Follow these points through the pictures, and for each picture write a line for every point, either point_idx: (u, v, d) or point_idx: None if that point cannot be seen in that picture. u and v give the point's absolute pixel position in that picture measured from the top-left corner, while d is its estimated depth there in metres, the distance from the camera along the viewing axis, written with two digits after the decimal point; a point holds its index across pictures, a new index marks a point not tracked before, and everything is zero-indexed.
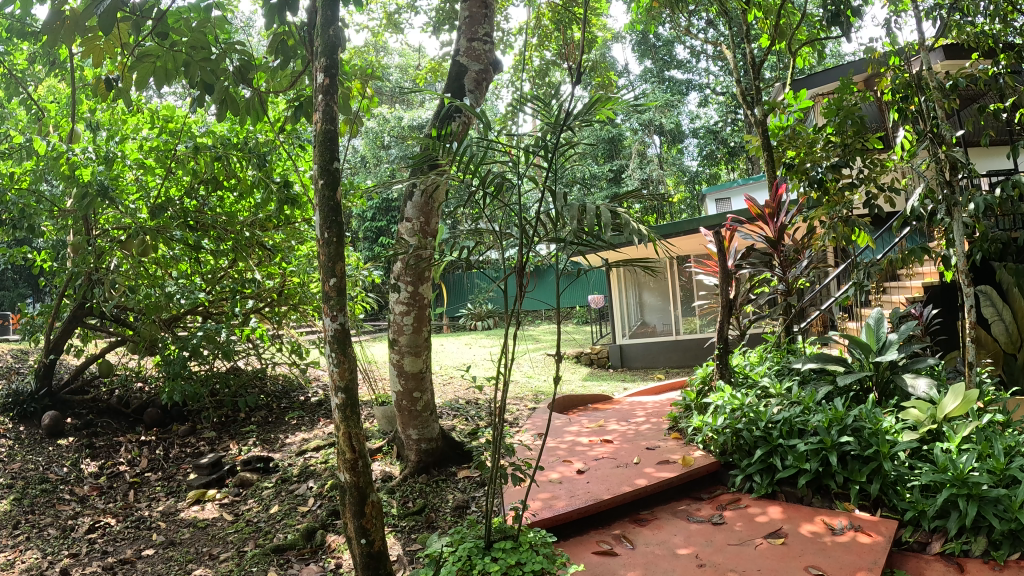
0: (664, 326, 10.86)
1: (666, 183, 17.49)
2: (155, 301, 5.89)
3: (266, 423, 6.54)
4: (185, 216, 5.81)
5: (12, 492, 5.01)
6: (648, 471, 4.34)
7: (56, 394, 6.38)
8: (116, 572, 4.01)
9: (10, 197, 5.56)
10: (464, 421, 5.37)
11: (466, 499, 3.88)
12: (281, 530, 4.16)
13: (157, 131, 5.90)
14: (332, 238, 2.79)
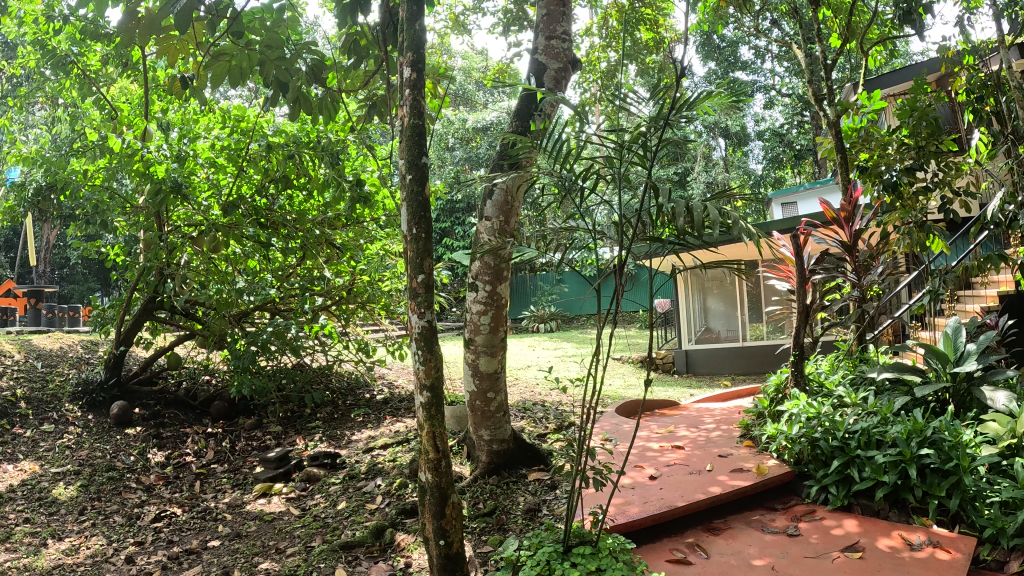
0: (728, 333, 10.69)
1: (731, 186, 17.20)
2: (225, 297, 5.97)
3: (332, 419, 6.62)
4: (259, 214, 5.97)
5: (82, 479, 5.19)
6: (721, 479, 4.25)
7: (125, 384, 6.57)
8: (181, 562, 4.09)
9: (83, 194, 5.81)
10: (533, 423, 5.34)
11: (538, 502, 3.84)
12: (349, 527, 4.18)
13: (229, 131, 6.05)
14: (421, 234, 2.78)
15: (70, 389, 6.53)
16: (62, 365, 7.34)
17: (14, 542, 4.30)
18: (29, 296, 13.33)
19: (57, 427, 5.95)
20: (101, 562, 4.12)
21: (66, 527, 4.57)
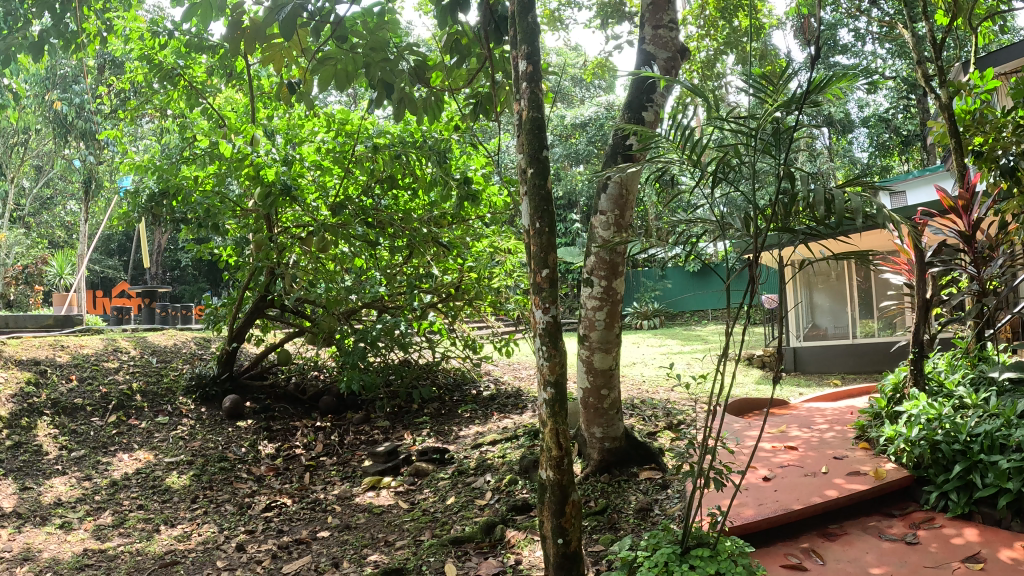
0: (836, 330, 10.30)
1: (836, 176, 16.53)
2: (334, 295, 6.14)
3: (439, 414, 6.75)
4: (366, 214, 6.12)
5: (194, 469, 5.55)
6: (838, 482, 4.09)
7: (236, 378, 7.02)
8: (290, 551, 4.26)
9: (196, 199, 6.09)
10: (642, 421, 5.29)
11: (650, 501, 3.81)
12: (458, 522, 4.24)
13: (333, 134, 6.28)
14: (545, 228, 2.82)
15: (182, 384, 6.99)
16: (177, 360, 7.77)
17: (128, 527, 4.66)
18: (146, 297, 14.17)
19: (171, 419, 6.42)
20: (212, 549, 4.35)
21: (178, 514, 4.88)
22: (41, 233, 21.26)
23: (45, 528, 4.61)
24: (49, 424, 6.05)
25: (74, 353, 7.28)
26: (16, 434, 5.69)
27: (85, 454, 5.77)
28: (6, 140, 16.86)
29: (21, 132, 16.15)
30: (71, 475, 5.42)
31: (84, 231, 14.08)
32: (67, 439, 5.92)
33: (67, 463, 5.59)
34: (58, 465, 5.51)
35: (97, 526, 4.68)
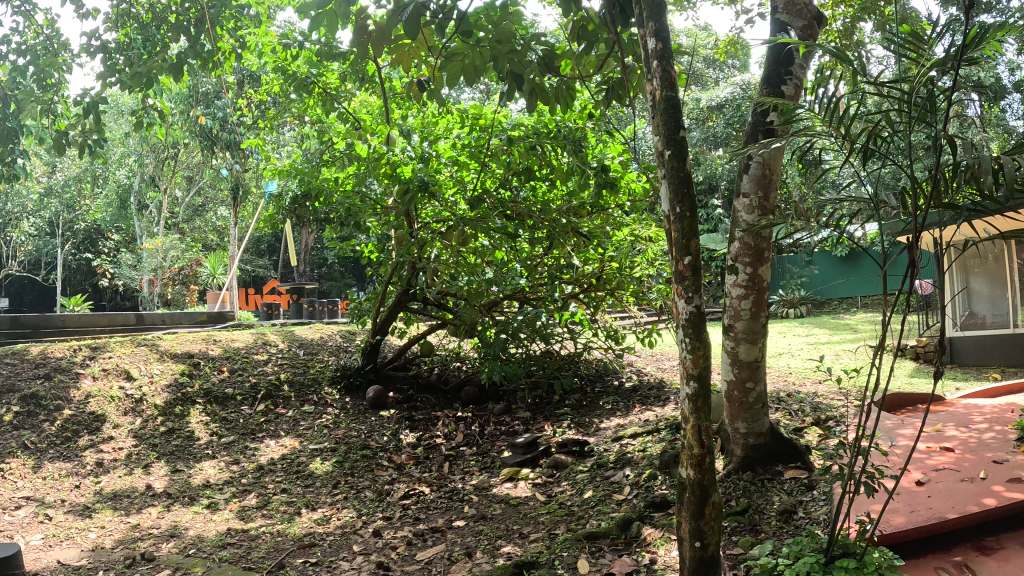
0: (994, 318, 9.46)
1: (992, 146, 15.11)
2: (475, 287, 6.39)
3: (581, 406, 6.70)
4: (503, 207, 6.22)
5: (336, 456, 5.83)
6: (999, 490, 3.69)
7: (380, 369, 7.29)
8: (426, 539, 4.34)
9: (336, 199, 6.34)
10: (789, 417, 5.03)
11: (794, 503, 3.61)
12: (595, 517, 4.16)
13: (467, 129, 6.32)
14: (686, 212, 2.71)
15: (327, 374, 7.34)
16: (322, 353, 8.18)
17: (272, 510, 4.93)
18: (292, 294, 15.02)
19: (316, 408, 6.79)
20: (350, 533, 4.52)
21: (319, 499, 5.12)
22: (196, 236, 23.02)
23: (193, 507, 4.98)
24: (202, 412, 6.57)
25: (227, 346, 7.83)
26: (170, 422, 6.29)
27: (235, 440, 6.20)
28: (161, 153, 18.48)
29: (172, 144, 17.58)
30: (221, 459, 5.87)
31: (234, 234, 15.05)
32: (217, 425, 6.41)
33: (217, 448, 6.05)
34: (208, 450, 5.98)
35: (242, 507, 5.00)
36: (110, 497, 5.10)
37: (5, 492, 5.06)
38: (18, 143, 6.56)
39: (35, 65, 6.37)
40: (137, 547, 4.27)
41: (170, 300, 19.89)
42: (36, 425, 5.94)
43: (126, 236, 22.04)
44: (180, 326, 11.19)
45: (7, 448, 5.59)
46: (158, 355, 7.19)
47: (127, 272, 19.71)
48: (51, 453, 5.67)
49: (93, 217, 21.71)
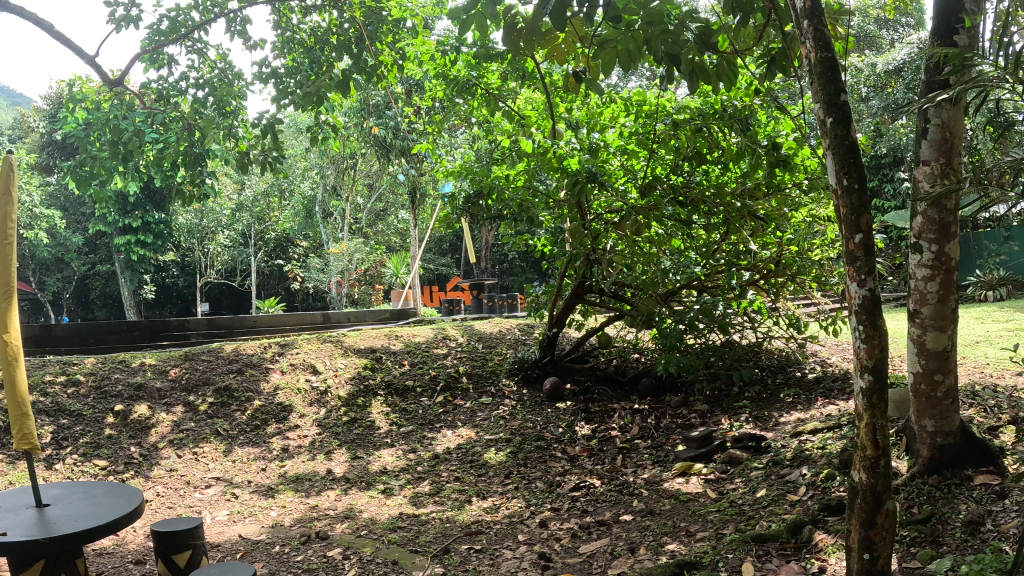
0: None
1: None
2: (650, 277, 6.42)
3: (760, 399, 6.16)
4: (676, 193, 6.00)
5: (511, 446, 6.04)
6: None
7: (558, 361, 7.55)
8: (591, 532, 4.23)
9: (509, 195, 6.62)
10: (983, 414, 4.49)
11: (982, 513, 3.19)
12: (766, 518, 3.64)
13: (634, 116, 6.15)
14: (854, 184, 2.55)
15: (504, 367, 7.73)
16: (501, 346, 8.42)
17: (443, 497, 5.15)
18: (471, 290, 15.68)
19: (493, 399, 7.15)
20: (516, 522, 4.56)
21: (491, 488, 5.29)
22: (380, 239, 24.69)
23: (369, 492, 5.35)
24: (383, 403, 7.12)
25: (408, 341, 8.31)
26: (353, 411, 6.89)
27: (413, 430, 6.65)
28: (340, 165, 20.39)
29: (351, 155, 19.13)
30: (398, 448, 6.29)
31: (415, 235, 15.93)
32: (397, 416, 6.92)
33: (395, 437, 6.53)
34: (387, 439, 6.46)
35: (415, 493, 5.29)
36: (293, 480, 5.65)
37: (197, 473, 5.77)
38: (206, 165, 7.47)
39: (213, 95, 7.23)
40: (312, 526, 4.66)
41: (360, 300, 21.48)
42: (230, 414, 6.65)
43: (312, 242, 24.24)
44: (365, 322, 12.03)
45: (202, 433, 6.30)
46: (341, 351, 7.82)
47: (316, 275, 21.42)
48: (241, 439, 6.33)
49: (280, 228, 23.23)
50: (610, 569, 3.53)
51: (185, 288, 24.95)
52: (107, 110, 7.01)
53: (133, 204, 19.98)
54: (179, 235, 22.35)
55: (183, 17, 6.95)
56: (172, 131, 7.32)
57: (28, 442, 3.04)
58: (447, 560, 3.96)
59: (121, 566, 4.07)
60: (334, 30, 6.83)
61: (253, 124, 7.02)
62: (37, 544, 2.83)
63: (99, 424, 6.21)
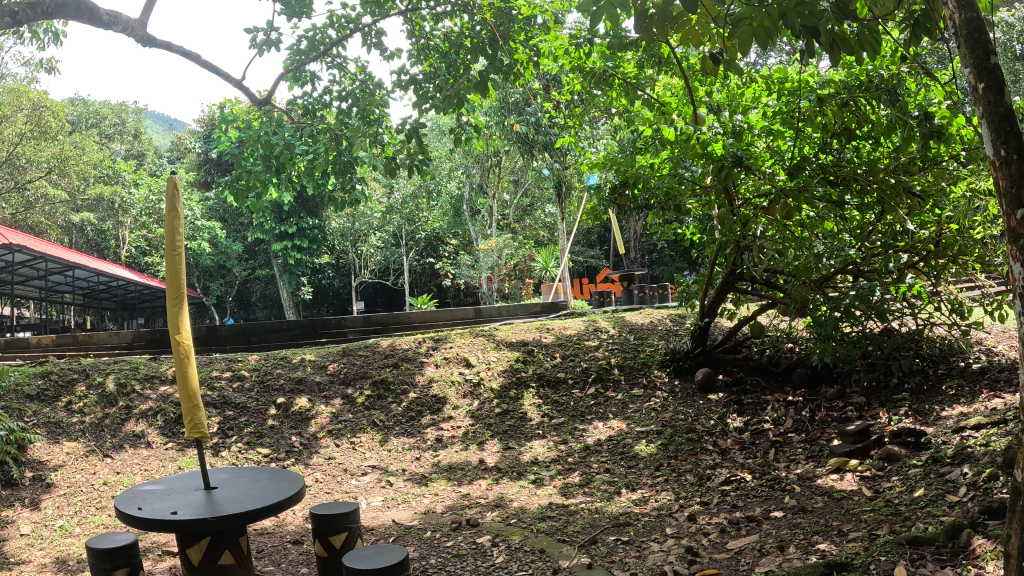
0: None
1: None
2: (803, 263, 5.59)
3: (922, 391, 5.46)
4: (826, 172, 5.42)
5: (663, 438, 5.83)
6: None
7: (710, 353, 7.04)
8: (740, 528, 3.98)
9: (655, 184, 6.14)
10: None
11: None
12: (922, 519, 3.36)
13: (776, 96, 5.63)
14: (1014, 154, 2.32)
15: (656, 358, 7.49)
16: (652, 336, 8.25)
17: (593, 488, 5.09)
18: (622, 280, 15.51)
19: (645, 391, 6.98)
20: (665, 516, 4.38)
21: (641, 480, 5.14)
22: (529, 233, 25.05)
23: (519, 482, 5.44)
24: (535, 395, 7.26)
25: (560, 333, 8.51)
26: (506, 403, 7.07)
27: (565, 422, 6.69)
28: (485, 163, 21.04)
29: (496, 153, 19.55)
30: (550, 439, 6.36)
31: (563, 227, 15.92)
32: (549, 408, 6.99)
33: (547, 428, 6.60)
34: (538, 430, 6.56)
35: (565, 484, 5.28)
36: (446, 469, 5.87)
37: (355, 461, 6.15)
38: (355, 173, 7.93)
39: (356, 105, 7.74)
40: (463, 514, 4.80)
41: (511, 294, 21.82)
42: (386, 406, 7.04)
43: (460, 239, 24.94)
44: (517, 315, 12.19)
45: (360, 424, 6.73)
46: (493, 344, 8.15)
47: (467, 271, 21.83)
48: (397, 429, 6.70)
49: (434, 227, 24.17)
50: (756, 568, 3.40)
51: (340, 287, 26.56)
52: (258, 127, 7.71)
53: (287, 213, 22.34)
54: (333, 238, 23.74)
55: (321, 35, 7.39)
56: (320, 142, 7.76)
57: (198, 431, 3.21)
58: (593, 551, 3.93)
59: (282, 546, 4.44)
60: (468, 33, 7.01)
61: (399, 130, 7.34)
62: (210, 521, 2.99)
63: (263, 416, 6.72)
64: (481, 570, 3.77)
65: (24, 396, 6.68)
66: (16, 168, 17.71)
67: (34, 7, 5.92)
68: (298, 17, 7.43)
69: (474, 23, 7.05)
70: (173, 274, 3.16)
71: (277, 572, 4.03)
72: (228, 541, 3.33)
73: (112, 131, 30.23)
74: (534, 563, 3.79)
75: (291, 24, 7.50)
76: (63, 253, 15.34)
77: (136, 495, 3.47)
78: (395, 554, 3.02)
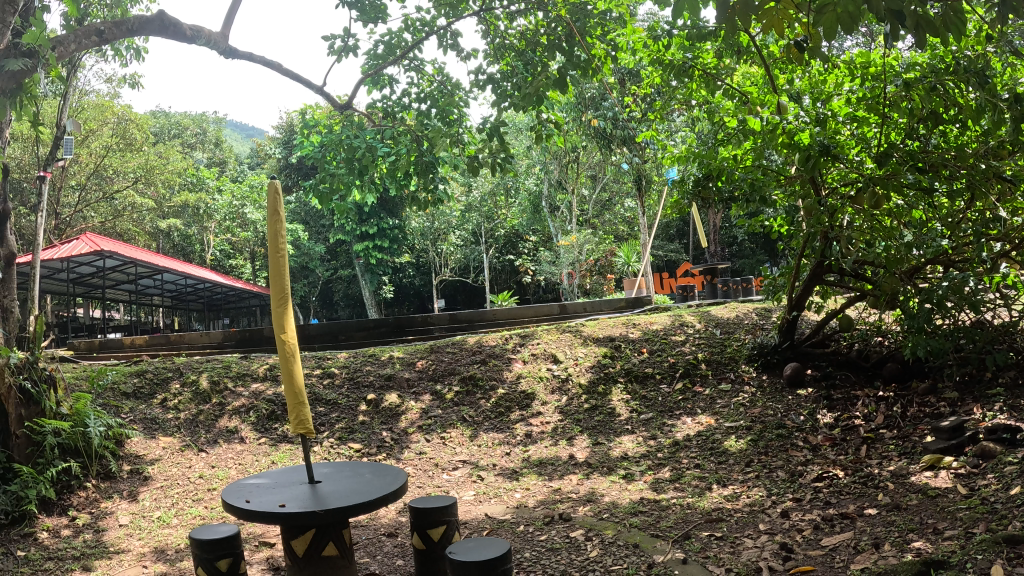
0: None
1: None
2: (894, 254, 5.15)
3: (1021, 386, 4.99)
4: (916, 158, 4.99)
5: (752, 434, 5.69)
6: None
7: (798, 347, 6.75)
8: (834, 525, 3.87)
9: (738, 177, 5.93)
10: None
11: None
12: (1021, 517, 3.22)
13: (859, 81, 5.47)
14: None
15: (744, 352, 7.28)
16: (739, 330, 8.08)
17: (685, 483, 5.04)
18: (706, 273, 15.22)
19: (733, 385, 6.81)
20: (757, 512, 4.28)
21: (732, 476, 5.04)
22: (608, 228, 24.92)
23: (610, 477, 5.44)
24: (623, 390, 7.26)
25: (646, 329, 8.46)
26: (594, 399, 7.12)
27: (654, 417, 6.64)
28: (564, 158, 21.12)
29: (573, 149, 19.60)
30: (639, 434, 6.33)
31: (644, 222, 15.73)
32: (637, 403, 6.97)
33: (636, 424, 6.58)
34: (627, 426, 6.55)
35: (655, 479, 5.25)
36: (537, 464, 5.95)
37: (446, 456, 6.31)
38: (437, 171, 7.79)
39: (435, 107, 7.89)
40: (555, 508, 4.82)
41: (589, 289, 21.71)
42: (475, 402, 7.27)
43: (540, 236, 24.98)
44: (603, 310, 12.25)
45: (450, 420, 6.95)
46: (581, 340, 8.26)
47: (548, 268, 21.88)
48: (486, 425, 6.88)
49: (513, 224, 24.46)
50: (851, 565, 3.32)
51: (420, 286, 26.88)
52: (341, 131, 7.93)
53: (369, 213, 22.88)
54: (414, 237, 23.96)
55: (397, 39, 7.53)
56: (401, 144, 7.89)
57: (304, 427, 3.25)
58: (688, 546, 3.86)
59: (376, 538, 4.58)
60: (543, 30, 6.94)
61: (480, 129, 7.41)
62: (315, 513, 3.04)
63: (354, 411, 7.09)
64: (576, 563, 3.78)
65: (122, 393, 7.04)
66: (106, 179, 18.54)
67: (118, 25, 6.24)
68: (374, 23, 7.57)
69: (548, 19, 6.99)
70: (277, 275, 3.22)
71: (375, 563, 4.16)
72: (332, 533, 3.42)
73: (193, 141, 31.56)
74: (628, 557, 3.77)
75: (368, 30, 7.64)
76: (155, 258, 16.09)
77: (241, 488, 3.58)
78: (497, 547, 3.06)
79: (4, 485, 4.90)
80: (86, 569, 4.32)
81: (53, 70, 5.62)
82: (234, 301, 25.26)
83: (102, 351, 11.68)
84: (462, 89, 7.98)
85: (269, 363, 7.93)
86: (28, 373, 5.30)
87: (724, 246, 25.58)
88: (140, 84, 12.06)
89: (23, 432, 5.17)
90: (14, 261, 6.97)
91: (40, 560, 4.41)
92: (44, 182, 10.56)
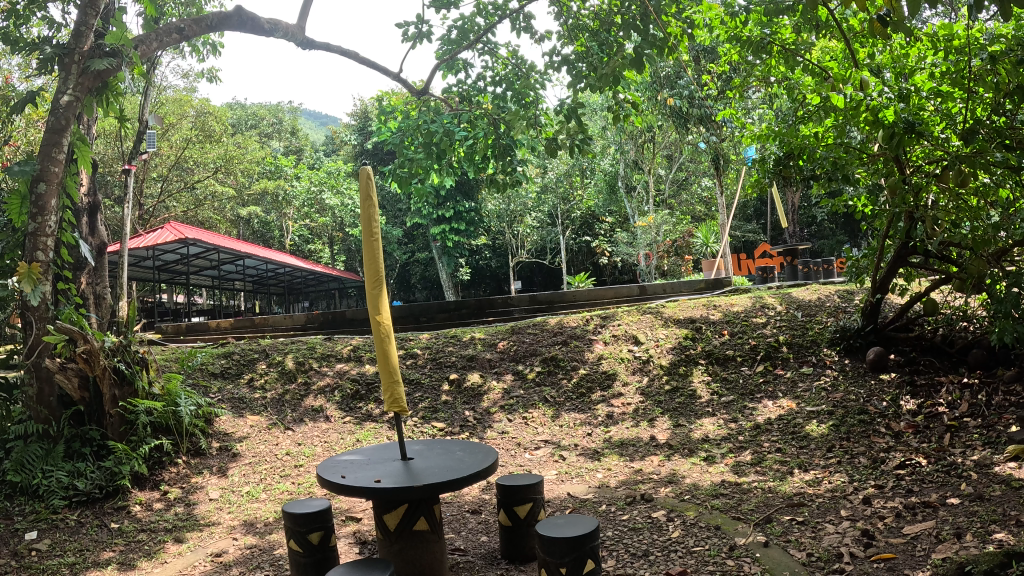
0: None
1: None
2: (981, 234, 4.96)
3: None
4: (1003, 134, 4.71)
5: (834, 419, 5.56)
6: None
7: (882, 331, 6.57)
8: (916, 513, 3.76)
9: (821, 155, 5.78)
10: None
11: None
12: None
13: (943, 54, 5.23)
14: None
15: (827, 335, 7.11)
16: (822, 313, 7.89)
17: (766, 467, 4.97)
18: (786, 255, 14.78)
19: (815, 369, 6.65)
20: (839, 497, 4.19)
21: (813, 460, 4.94)
22: (684, 208, 24.59)
23: (691, 459, 5.40)
24: (704, 372, 7.17)
25: (726, 310, 8.33)
26: (675, 381, 7.06)
27: (734, 400, 6.55)
28: (639, 139, 20.93)
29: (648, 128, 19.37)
30: (720, 417, 6.26)
31: (724, 202, 15.39)
32: (718, 385, 6.88)
33: (717, 406, 6.50)
34: (708, 408, 6.47)
35: (737, 462, 5.18)
36: (618, 445, 5.95)
37: (528, 436, 6.37)
38: (515, 154, 7.98)
39: (512, 90, 7.91)
40: (637, 489, 4.82)
41: (667, 270, 21.27)
42: (557, 381, 7.33)
43: (615, 217, 24.78)
44: (681, 292, 12.20)
45: (531, 400, 7.01)
46: (662, 322, 8.21)
47: (625, 248, 21.23)
48: (567, 405, 6.92)
49: (587, 205, 24.33)
50: (933, 554, 3.24)
51: (495, 269, 26.92)
52: (419, 117, 8.06)
53: (444, 198, 23.01)
54: (490, 220, 24.05)
55: (470, 23, 7.54)
56: (478, 127, 7.92)
57: (397, 406, 3.35)
58: (769, 529, 3.81)
59: (460, 515, 4.69)
60: (617, 10, 6.95)
61: (557, 111, 7.40)
62: (412, 488, 3.13)
63: (437, 391, 7.22)
64: (658, 543, 3.78)
65: (210, 373, 7.37)
66: (187, 170, 19.33)
67: (198, 22, 6.47)
68: (447, 8, 7.61)
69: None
70: (370, 258, 3.33)
71: (459, 538, 4.26)
72: (423, 509, 3.50)
73: (270, 131, 32.51)
74: (710, 539, 3.75)
75: (441, 16, 7.70)
76: (238, 245, 16.63)
77: (335, 464, 3.70)
78: (586, 524, 3.13)
79: (102, 461, 5.27)
80: (178, 540, 4.56)
81: (136, 68, 5.85)
82: (310, 283, 26.01)
83: (188, 334, 12.15)
84: (537, 71, 7.97)
85: (352, 344, 8.14)
86: (123, 356, 5.56)
87: (805, 226, 24.92)
88: (218, 78, 12.44)
89: (116, 412, 5.41)
90: (106, 250, 7.32)
91: (134, 532, 4.67)
92: (130, 174, 10.94)
